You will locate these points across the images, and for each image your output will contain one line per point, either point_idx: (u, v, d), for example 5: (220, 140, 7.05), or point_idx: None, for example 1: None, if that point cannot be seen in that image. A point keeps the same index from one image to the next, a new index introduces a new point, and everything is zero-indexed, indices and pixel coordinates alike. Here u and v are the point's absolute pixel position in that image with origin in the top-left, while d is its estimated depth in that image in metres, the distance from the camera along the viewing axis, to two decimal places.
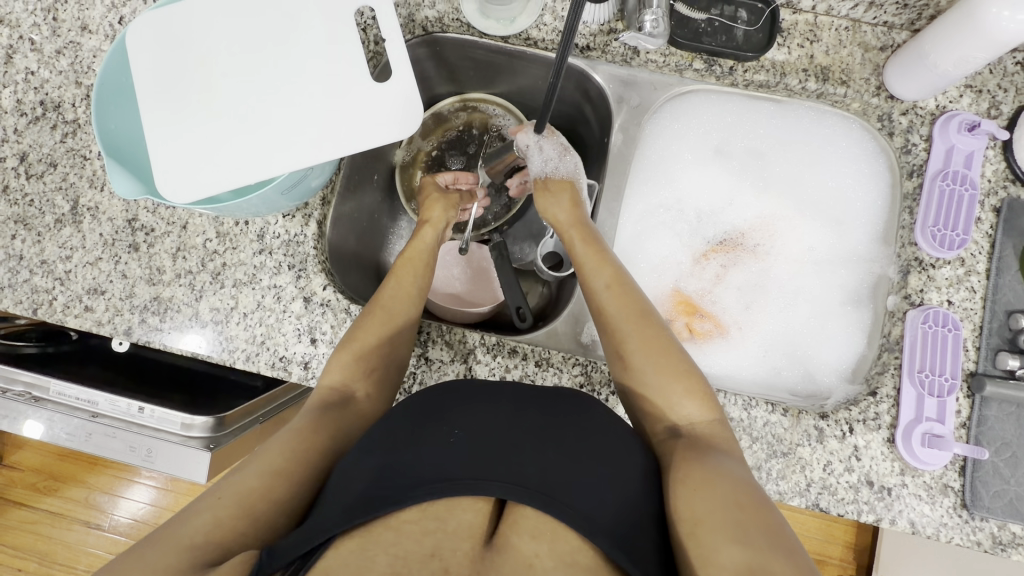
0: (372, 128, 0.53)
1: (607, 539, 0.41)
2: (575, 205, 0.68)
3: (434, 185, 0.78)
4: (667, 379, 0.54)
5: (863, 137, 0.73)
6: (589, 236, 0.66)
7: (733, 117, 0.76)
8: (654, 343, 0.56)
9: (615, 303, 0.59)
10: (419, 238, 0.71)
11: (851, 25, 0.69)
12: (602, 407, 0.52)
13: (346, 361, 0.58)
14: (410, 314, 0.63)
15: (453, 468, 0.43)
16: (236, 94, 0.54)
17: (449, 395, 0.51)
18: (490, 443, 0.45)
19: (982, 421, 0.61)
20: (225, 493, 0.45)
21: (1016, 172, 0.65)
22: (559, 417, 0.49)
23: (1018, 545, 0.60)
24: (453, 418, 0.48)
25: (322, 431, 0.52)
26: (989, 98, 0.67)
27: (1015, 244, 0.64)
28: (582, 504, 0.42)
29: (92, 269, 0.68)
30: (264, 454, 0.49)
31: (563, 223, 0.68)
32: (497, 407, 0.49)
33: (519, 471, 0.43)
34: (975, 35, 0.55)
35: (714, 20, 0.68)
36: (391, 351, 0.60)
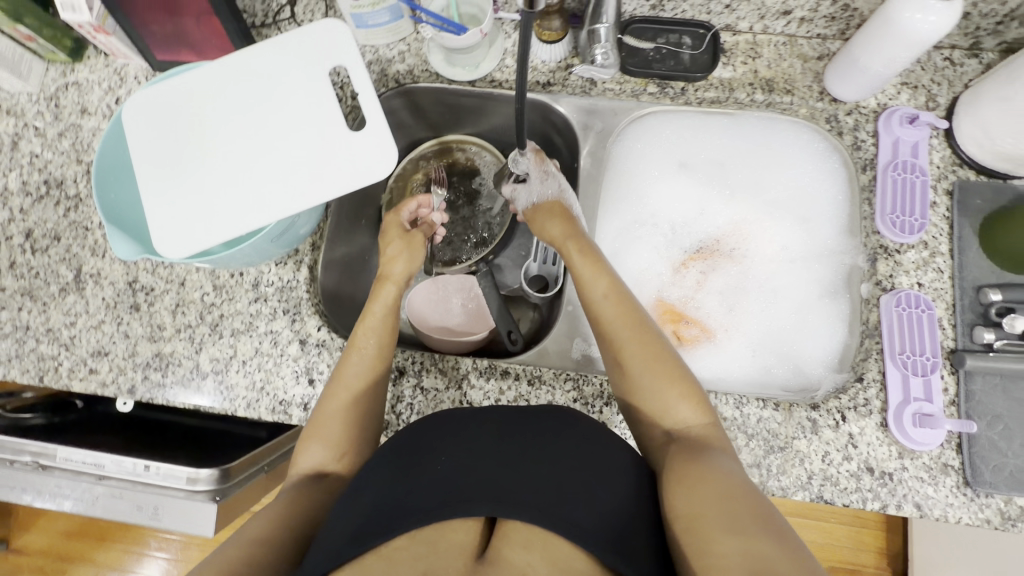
0: (347, 173, 0.57)
1: (599, 544, 0.42)
2: (567, 219, 0.71)
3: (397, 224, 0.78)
4: (663, 385, 0.55)
5: (817, 135, 0.75)
6: (586, 249, 0.67)
7: (689, 133, 0.80)
8: (650, 345, 0.57)
9: (612, 311, 0.61)
10: (380, 299, 0.69)
11: (789, 39, 0.75)
12: (584, 418, 0.53)
13: (318, 436, 0.58)
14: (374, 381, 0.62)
15: (440, 494, 0.44)
16: (225, 153, 0.58)
17: (437, 425, 0.53)
18: (475, 469, 0.46)
19: (969, 396, 0.62)
20: (210, 565, 0.45)
21: (962, 156, 0.69)
22: (542, 434, 0.50)
23: None
24: (440, 448, 0.50)
25: (303, 503, 0.53)
26: (926, 92, 0.72)
27: (972, 223, 0.67)
28: (570, 512, 0.43)
29: (96, 332, 0.71)
30: (249, 526, 0.50)
31: (561, 236, 0.70)
32: (482, 433, 0.50)
33: (506, 488, 0.44)
34: (897, 37, 0.60)
35: (661, 48, 0.74)
36: (360, 420, 0.60)
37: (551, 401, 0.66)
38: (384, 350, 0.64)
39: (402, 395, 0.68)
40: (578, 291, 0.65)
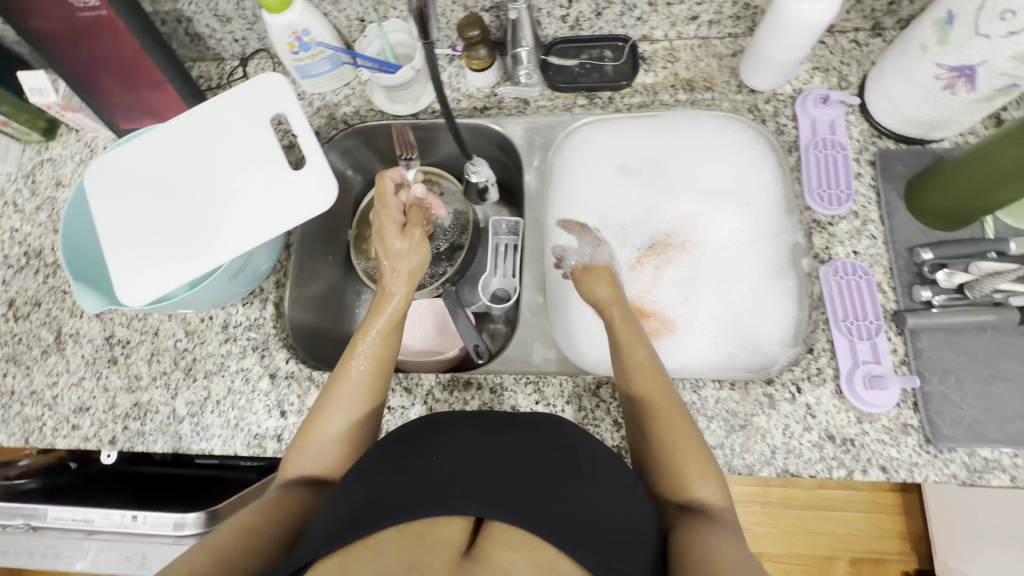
0: (289, 208, 0.61)
1: (587, 549, 0.43)
2: (614, 285, 0.69)
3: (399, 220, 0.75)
4: (684, 457, 0.55)
5: (744, 125, 0.79)
6: (629, 324, 0.65)
7: (627, 137, 0.82)
8: (674, 418, 0.57)
9: (645, 380, 0.60)
10: (382, 308, 0.68)
11: (703, 41, 0.80)
12: (571, 426, 0.56)
13: (314, 441, 0.58)
14: (377, 394, 0.62)
15: (429, 492, 0.45)
16: (184, 203, 0.63)
17: (433, 427, 0.54)
18: (470, 471, 0.47)
19: (918, 354, 0.63)
20: (196, 547, 0.49)
21: (879, 128, 0.72)
22: (537, 445, 0.51)
23: (994, 470, 0.60)
24: (432, 447, 0.51)
25: (291, 504, 0.54)
26: (837, 74, 0.76)
27: (897, 188, 0.70)
28: (561, 521, 0.44)
29: (77, 389, 0.74)
30: (241, 517, 0.52)
31: (604, 302, 0.68)
32: (472, 434, 0.52)
33: (498, 490, 0.45)
34: (793, 26, 0.65)
35: (585, 63, 0.80)
36: (359, 433, 0.60)
37: (515, 405, 0.68)
38: (386, 361, 0.64)
39: None
40: (614, 359, 0.63)
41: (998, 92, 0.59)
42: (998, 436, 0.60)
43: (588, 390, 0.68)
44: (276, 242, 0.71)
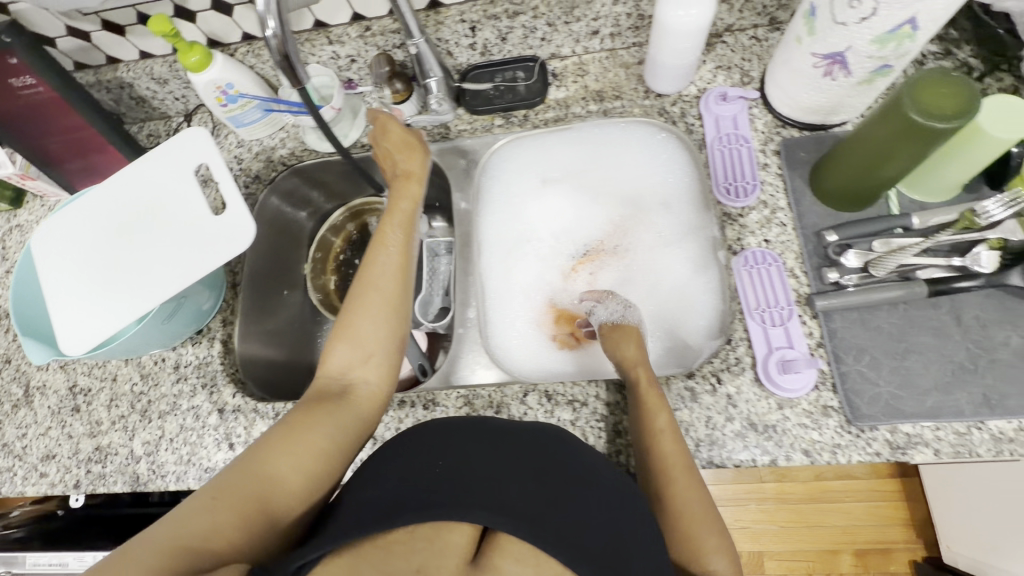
0: (213, 249, 0.66)
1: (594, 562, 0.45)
2: (642, 348, 0.68)
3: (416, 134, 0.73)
4: (698, 530, 0.56)
5: (659, 129, 0.82)
6: (652, 386, 0.64)
7: (549, 152, 0.86)
8: (691, 493, 0.57)
9: (670, 450, 0.59)
10: (405, 194, 0.69)
11: (610, 53, 0.83)
12: (573, 440, 0.59)
13: (345, 340, 0.61)
14: (399, 298, 0.63)
15: (442, 496, 0.48)
16: (135, 246, 0.68)
17: (438, 430, 0.57)
18: (478, 480, 0.50)
19: (832, 336, 0.64)
20: (230, 485, 0.49)
21: (781, 118, 0.74)
22: (537, 453, 0.55)
23: (917, 445, 0.59)
24: (437, 455, 0.53)
25: (327, 415, 0.56)
26: (739, 71, 0.78)
27: (802, 174, 0.71)
28: (566, 532, 0.47)
29: (44, 438, 0.79)
30: (276, 437, 0.53)
31: (631, 362, 0.67)
32: (474, 445, 0.54)
33: (505, 501, 0.48)
34: (673, 33, 0.68)
35: (498, 85, 0.83)
36: (389, 334, 0.62)
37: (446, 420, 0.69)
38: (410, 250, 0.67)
39: None
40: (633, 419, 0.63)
41: (872, 74, 0.61)
42: (917, 410, 0.60)
43: (516, 399, 0.69)
44: (216, 279, 0.75)
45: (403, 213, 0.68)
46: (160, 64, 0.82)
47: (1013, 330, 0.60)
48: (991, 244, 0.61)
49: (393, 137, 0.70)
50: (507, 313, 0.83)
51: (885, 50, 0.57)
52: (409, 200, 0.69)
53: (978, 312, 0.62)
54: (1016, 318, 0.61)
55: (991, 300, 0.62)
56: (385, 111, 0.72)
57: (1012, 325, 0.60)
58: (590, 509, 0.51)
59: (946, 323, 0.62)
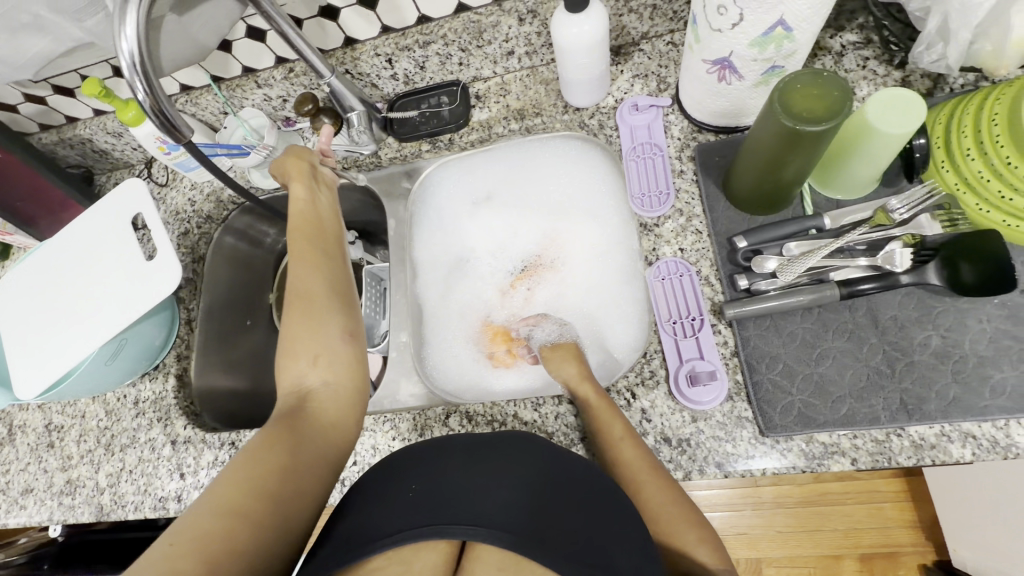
0: (144, 293, 0.71)
1: (580, 566, 0.46)
2: (582, 364, 0.69)
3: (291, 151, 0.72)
4: (681, 525, 0.54)
5: (583, 140, 0.81)
6: (601, 391, 0.65)
7: (479, 171, 0.87)
8: (664, 491, 0.56)
9: (631, 455, 0.58)
10: (292, 198, 0.67)
11: (531, 70, 0.84)
12: (543, 444, 0.57)
13: (291, 351, 0.57)
14: (326, 295, 0.60)
15: (420, 516, 0.49)
16: (81, 293, 0.73)
17: (405, 452, 0.58)
18: (452, 494, 0.51)
19: (745, 344, 0.62)
20: (191, 529, 0.43)
21: (697, 123, 0.73)
22: (506, 466, 0.53)
23: (833, 455, 0.57)
24: (411, 474, 0.54)
25: (290, 430, 0.52)
26: (656, 77, 0.77)
27: (717, 179, 0.70)
28: (545, 536, 0.48)
29: (24, 472, 0.85)
30: (236, 468, 0.48)
31: (575, 380, 0.67)
32: (449, 460, 0.55)
33: (480, 512, 0.49)
34: (571, 51, 0.68)
35: (424, 112, 0.85)
36: (330, 330, 0.58)
37: (374, 444, 0.71)
38: (326, 247, 0.65)
39: None
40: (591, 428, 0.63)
41: (764, 75, 0.59)
42: (830, 419, 0.58)
43: (439, 420, 0.71)
44: (164, 317, 0.81)
45: (310, 218, 0.66)
46: (111, 119, 0.88)
47: (932, 330, 0.58)
48: (906, 240, 0.59)
49: (281, 165, 0.70)
50: (443, 335, 0.85)
51: (767, 52, 0.56)
52: (305, 200, 0.67)
53: (896, 312, 0.59)
54: (935, 318, 0.58)
55: (909, 298, 0.59)
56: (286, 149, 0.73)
57: (931, 325, 0.58)
58: (568, 511, 0.51)
59: (862, 325, 0.60)
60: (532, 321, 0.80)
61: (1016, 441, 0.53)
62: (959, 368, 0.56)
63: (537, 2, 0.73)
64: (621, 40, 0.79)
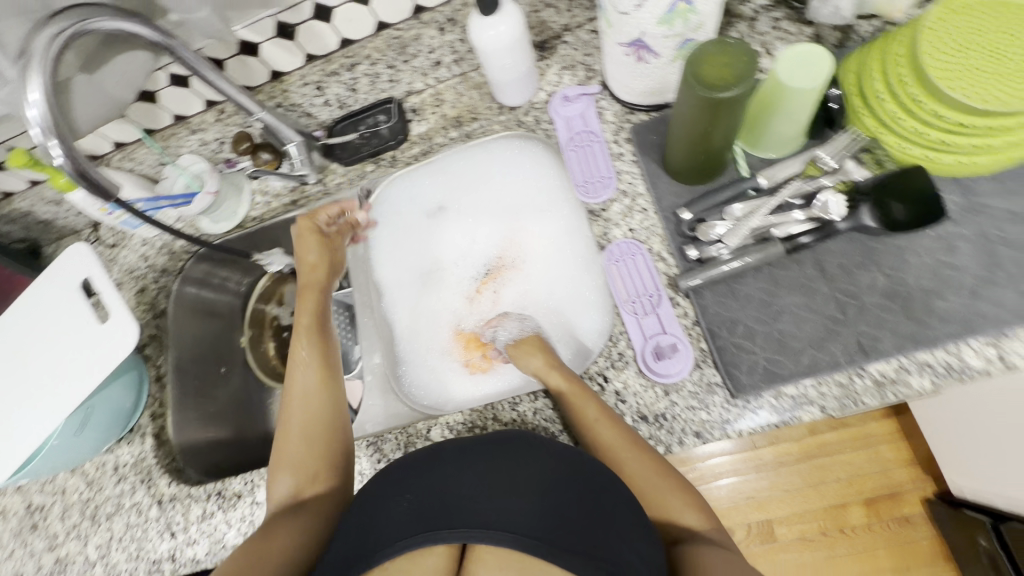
0: (103, 359, 0.69)
1: (572, 556, 0.47)
2: (548, 354, 0.69)
3: (307, 215, 0.80)
4: (665, 492, 0.58)
5: (524, 138, 0.82)
6: (571, 376, 0.65)
7: (427, 182, 0.86)
8: (647, 461, 0.58)
9: (612, 434, 0.59)
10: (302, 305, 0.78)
11: (463, 76, 0.83)
12: (528, 437, 0.57)
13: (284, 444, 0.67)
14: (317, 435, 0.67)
15: (419, 524, 0.50)
16: (38, 367, 0.72)
17: (398, 465, 0.57)
18: (449, 501, 0.51)
19: (704, 312, 0.64)
20: None
21: (628, 105, 0.74)
22: (497, 463, 0.53)
23: (804, 406, 0.59)
24: (405, 484, 0.54)
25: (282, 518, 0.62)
26: (584, 66, 0.78)
27: (655, 156, 0.71)
28: (544, 530, 0.48)
29: (11, 559, 0.82)
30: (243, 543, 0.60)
31: (544, 369, 0.68)
32: (442, 463, 0.55)
33: (476, 514, 0.49)
34: (492, 52, 0.68)
35: (364, 134, 0.84)
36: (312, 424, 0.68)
37: (361, 470, 0.71)
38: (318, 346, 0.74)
39: (245, 512, 0.75)
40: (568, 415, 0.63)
41: (678, 50, 0.61)
42: (793, 371, 0.59)
43: (421, 435, 0.70)
44: (131, 379, 0.80)
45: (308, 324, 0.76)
46: (48, 187, 0.87)
47: (876, 270, 0.59)
48: (836, 187, 0.60)
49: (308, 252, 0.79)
50: (417, 349, 0.84)
51: (675, 28, 0.57)
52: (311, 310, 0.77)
53: (840, 259, 0.61)
54: (877, 258, 0.60)
55: (851, 244, 0.61)
56: (304, 218, 0.80)
57: (874, 266, 0.60)
58: (558, 499, 0.51)
59: (810, 276, 0.61)
60: (496, 321, 0.80)
61: (969, 364, 0.55)
62: (907, 304, 0.58)
63: (453, 11, 0.78)
64: (544, 34, 0.80)
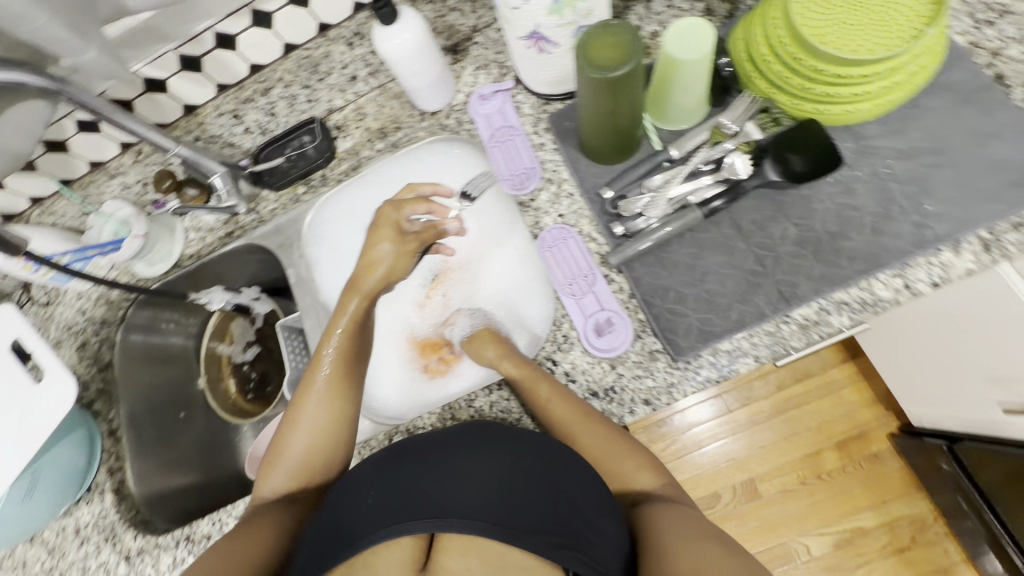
0: (46, 420, 0.68)
1: (533, 534, 0.48)
2: (498, 342, 0.70)
3: (391, 204, 0.70)
4: (619, 459, 0.61)
5: (449, 140, 0.82)
6: (520, 362, 0.67)
7: (360, 195, 0.85)
8: (598, 431, 0.61)
9: (562, 410, 0.62)
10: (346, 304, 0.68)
11: (382, 86, 0.83)
12: (484, 428, 0.59)
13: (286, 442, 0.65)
14: (317, 453, 0.64)
15: (383, 517, 0.50)
16: None
17: (362, 468, 0.58)
18: (411, 493, 0.51)
19: (637, 284, 0.66)
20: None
21: (542, 96, 0.76)
22: (457, 455, 0.54)
23: (739, 358, 0.61)
24: (369, 483, 0.54)
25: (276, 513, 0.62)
26: (496, 64, 0.80)
27: (574, 142, 0.73)
28: (504, 511, 0.49)
29: None
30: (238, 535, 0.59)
31: (495, 359, 0.69)
32: (403, 460, 0.56)
33: (437, 504, 0.50)
34: (400, 60, 0.69)
35: (290, 155, 0.83)
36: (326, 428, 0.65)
37: None
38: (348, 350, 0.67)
39: None
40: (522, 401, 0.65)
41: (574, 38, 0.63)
42: (725, 326, 0.62)
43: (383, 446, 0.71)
44: (77, 436, 0.78)
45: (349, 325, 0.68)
46: None
47: (787, 222, 0.63)
48: (741, 149, 0.63)
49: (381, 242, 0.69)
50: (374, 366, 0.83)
51: (566, 16, 0.60)
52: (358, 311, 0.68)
53: (754, 215, 0.64)
54: (786, 210, 0.63)
55: (762, 200, 0.64)
56: (387, 203, 0.70)
57: (785, 218, 0.63)
58: (516, 481, 0.52)
59: (729, 236, 0.64)
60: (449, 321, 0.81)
61: (879, 296, 0.59)
62: (817, 249, 0.61)
63: (358, 24, 0.80)
64: (454, 38, 0.81)
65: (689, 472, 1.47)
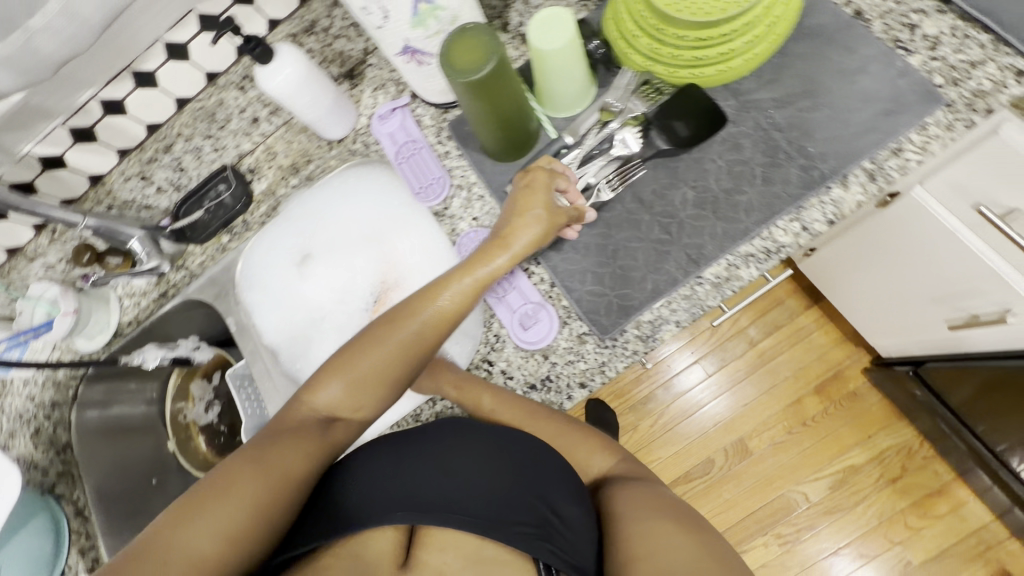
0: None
1: (511, 525, 0.49)
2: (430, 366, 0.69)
3: (544, 170, 0.61)
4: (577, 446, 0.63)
5: (360, 164, 0.80)
6: (457, 379, 0.67)
7: (286, 233, 0.82)
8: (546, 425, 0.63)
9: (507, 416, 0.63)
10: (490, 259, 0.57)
11: (286, 123, 0.84)
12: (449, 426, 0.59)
13: (343, 373, 0.54)
14: (374, 393, 0.55)
15: (370, 508, 0.50)
16: None
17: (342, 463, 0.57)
18: (397, 486, 0.51)
19: (555, 273, 0.66)
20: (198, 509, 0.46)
21: (440, 106, 0.77)
22: (435, 449, 0.55)
23: (661, 326, 0.63)
24: (350, 478, 0.54)
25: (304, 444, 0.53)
26: (392, 82, 0.81)
27: (476, 146, 0.75)
28: (483, 503, 0.50)
29: None
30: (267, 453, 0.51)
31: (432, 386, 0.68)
32: (387, 453, 0.55)
33: (421, 496, 0.50)
34: (289, 96, 0.70)
35: (207, 207, 0.83)
36: (395, 368, 0.55)
37: None
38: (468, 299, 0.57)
39: None
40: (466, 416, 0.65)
41: None
42: (643, 298, 0.63)
43: None
44: (36, 523, 0.78)
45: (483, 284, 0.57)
46: None
47: (685, 186, 0.64)
48: (629, 124, 0.65)
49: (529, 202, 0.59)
50: None
51: (431, 28, 0.61)
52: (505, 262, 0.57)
53: (653, 185, 0.65)
54: (682, 175, 0.64)
55: (658, 170, 0.65)
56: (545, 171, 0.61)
57: (682, 183, 0.64)
58: (493, 475, 0.53)
59: (633, 210, 0.65)
60: None
61: (781, 242, 0.61)
62: (716, 207, 0.63)
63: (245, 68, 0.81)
64: (348, 64, 0.82)
65: (683, 441, 1.48)
